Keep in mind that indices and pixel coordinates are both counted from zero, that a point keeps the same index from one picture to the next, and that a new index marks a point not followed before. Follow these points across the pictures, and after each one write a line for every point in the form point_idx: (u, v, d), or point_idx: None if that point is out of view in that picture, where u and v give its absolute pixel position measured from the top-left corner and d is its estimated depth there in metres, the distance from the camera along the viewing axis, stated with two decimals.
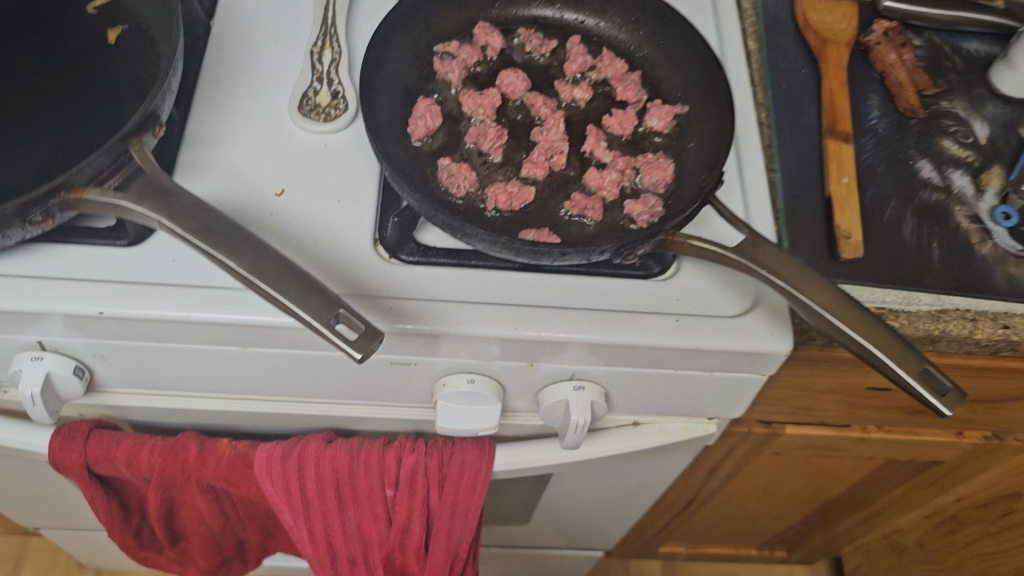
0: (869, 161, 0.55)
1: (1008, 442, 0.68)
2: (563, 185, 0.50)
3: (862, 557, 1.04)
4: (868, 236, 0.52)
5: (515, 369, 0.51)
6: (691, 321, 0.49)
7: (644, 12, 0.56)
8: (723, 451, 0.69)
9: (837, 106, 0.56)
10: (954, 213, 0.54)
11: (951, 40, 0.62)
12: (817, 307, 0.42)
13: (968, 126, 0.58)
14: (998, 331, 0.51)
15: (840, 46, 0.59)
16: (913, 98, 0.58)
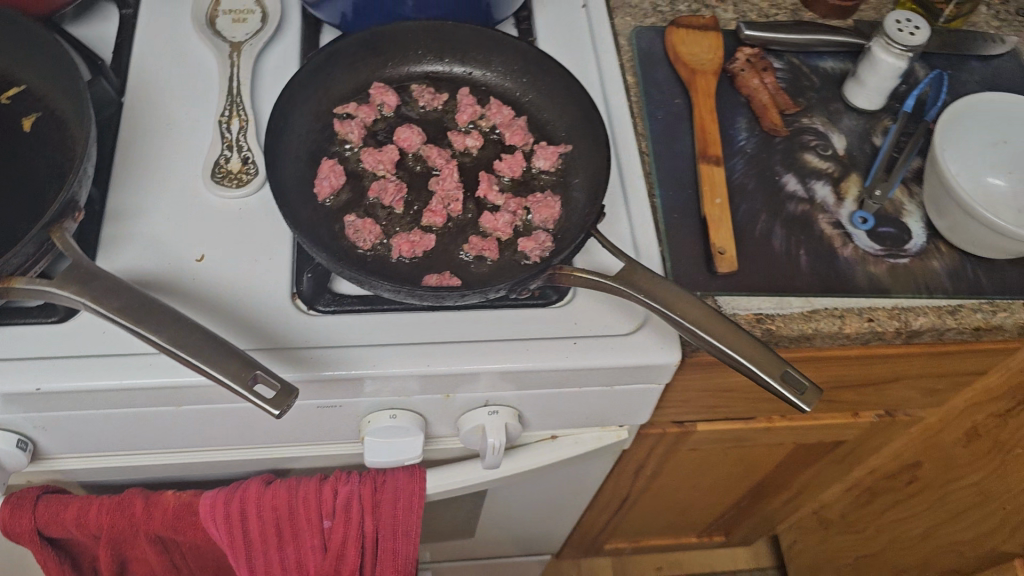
0: (739, 180, 0.61)
1: (899, 417, 0.75)
2: (463, 228, 0.55)
3: (795, 535, 1.11)
4: (743, 249, 0.58)
5: (434, 401, 0.56)
6: (589, 342, 0.54)
7: (524, 62, 0.61)
8: (644, 451, 0.75)
9: (708, 131, 0.62)
10: (819, 221, 0.60)
11: (808, 60, 0.68)
12: (688, 322, 0.48)
13: (827, 139, 0.64)
14: (864, 324, 0.56)
15: (707, 76, 0.65)
16: (777, 118, 0.64)
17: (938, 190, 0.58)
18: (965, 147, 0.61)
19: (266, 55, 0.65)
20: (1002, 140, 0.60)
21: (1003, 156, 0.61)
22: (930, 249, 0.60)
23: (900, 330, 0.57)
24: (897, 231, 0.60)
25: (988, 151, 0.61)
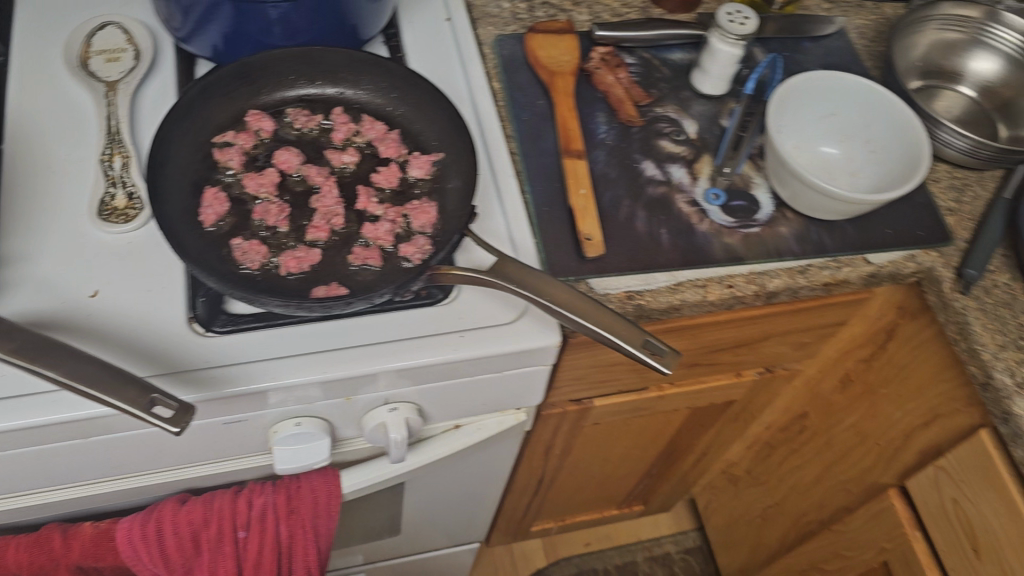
0: (602, 170, 0.66)
1: (778, 371, 0.81)
2: (347, 241, 0.58)
3: (710, 495, 1.18)
4: (609, 234, 0.63)
5: (336, 406, 0.59)
6: (475, 334, 0.58)
7: (392, 79, 0.65)
8: (550, 430, 0.80)
9: (569, 128, 0.67)
10: (676, 201, 0.65)
11: (657, 54, 0.74)
12: (555, 306, 0.52)
13: (680, 125, 0.70)
14: (726, 290, 0.62)
15: (565, 76, 0.70)
16: (631, 110, 0.69)
17: (776, 164, 0.64)
18: (800, 121, 0.67)
19: (142, 92, 0.67)
20: (832, 114, 0.67)
21: (832, 128, 0.67)
22: (777, 217, 0.66)
23: (759, 292, 0.63)
24: (748, 203, 0.66)
25: (820, 124, 0.67)
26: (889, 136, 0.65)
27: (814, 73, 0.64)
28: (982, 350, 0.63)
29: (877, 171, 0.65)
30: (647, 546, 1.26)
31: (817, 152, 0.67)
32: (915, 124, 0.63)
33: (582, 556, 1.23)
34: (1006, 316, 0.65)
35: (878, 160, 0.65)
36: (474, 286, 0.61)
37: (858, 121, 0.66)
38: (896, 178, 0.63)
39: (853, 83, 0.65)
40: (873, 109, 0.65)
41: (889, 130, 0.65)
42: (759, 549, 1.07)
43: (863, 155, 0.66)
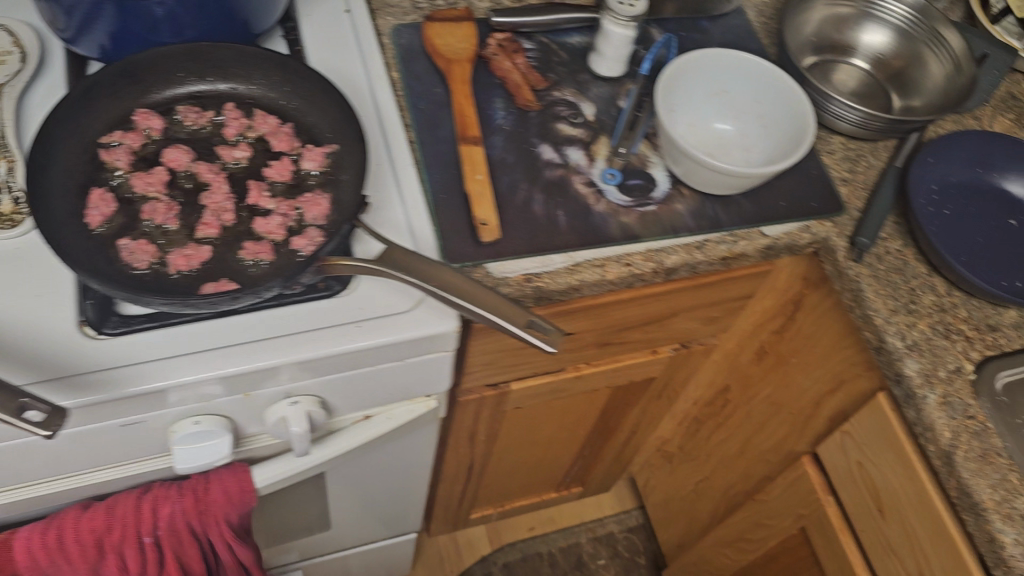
0: (499, 155, 0.67)
1: (693, 346, 0.83)
2: (237, 237, 0.58)
3: (648, 473, 1.20)
4: (506, 218, 0.64)
5: (237, 402, 0.59)
6: (371, 324, 0.59)
7: (283, 72, 0.65)
8: (470, 415, 0.81)
9: (465, 115, 0.67)
10: (573, 183, 0.66)
11: (555, 38, 0.74)
12: (443, 290, 0.53)
13: (577, 108, 0.70)
14: (623, 268, 0.63)
15: (462, 63, 0.70)
16: (528, 95, 0.70)
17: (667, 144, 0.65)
18: (693, 98, 0.67)
19: (29, 94, 0.66)
20: (724, 89, 0.68)
21: (725, 103, 0.68)
22: (673, 194, 0.67)
23: (657, 269, 0.64)
24: (644, 182, 0.67)
25: (713, 100, 0.68)
26: (778, 110, 0.66)
27: (704, 51, 0.65)
28: (874, 315, 0.65)
29: (768, 146, 0.66)
30: (591, 527, 1.27)
31: (710, 127, 0.68)
32: (801, 99, 0.64)
33: (526, 541, 1.25)
34: (896, 281, 0.67)
35: (769, 134, 0.67)
36: (371, 277, 0.61)
37: (750, 96, 0.67)
38: (784, 153, 0.64)
39: (743, 59, 0.66)
40: (762, 84, 0.66)
41: (777, 105, 0.66)
42: (693, 523, 1.09)
43: (755, 130, 0.67)
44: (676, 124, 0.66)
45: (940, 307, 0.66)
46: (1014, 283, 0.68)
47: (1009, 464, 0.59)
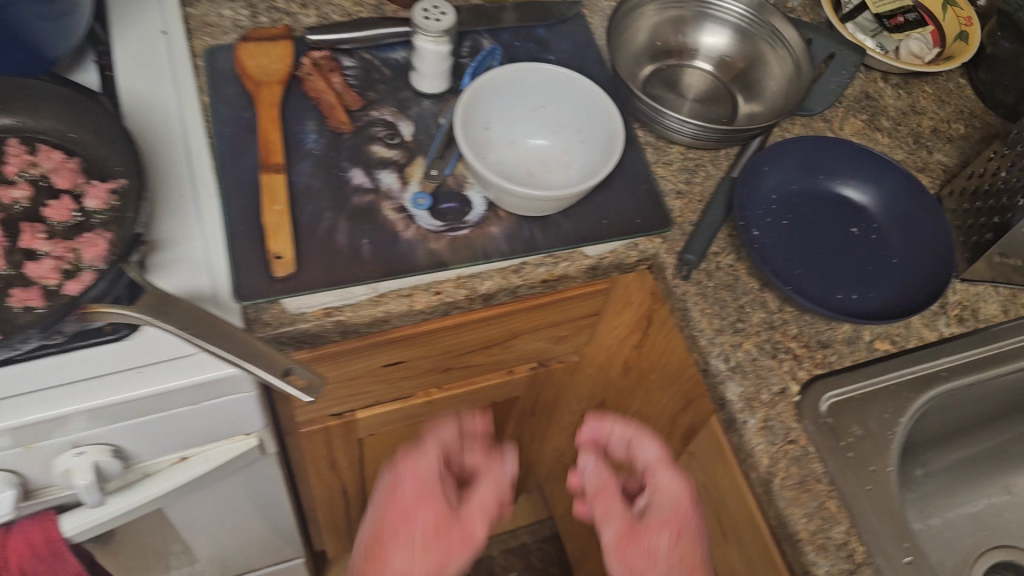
0: (305, 183, 0.64)
1: (551, 365, 0.80)
2: (6, 283, 0.56)
3: (552, 480, 1.17)
4: (304, 250, 0.61)
5: (15, 456, 0.56)
6: (153, 370, 0.56)
7: (70, 105, 0.62)
8: (319, 444, 0.78)
9: (270, 141, 0.64)
10: (382, 209, 0.63)
11: (379, 54, 0.71)
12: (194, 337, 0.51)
13: (395, 128, 0.67)
14: (432, 298, 0.61)
15: (273, 85, 0.67)
16: (341, 116, 0.67)
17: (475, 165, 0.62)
18: (510, 114, 0.65)
19: None
20: (542, 104, 0.66)
21: (544, 118, 0.66)
22: (488, 216, 0.64)
23: (469, 296, 0.62)
24: (459, 205, 0.64)
25: (531, 115, 0.66)
26: (595, 125, 0.64)
27: (515, 66, 0.63)
28: (700, 336, 0.62)
29: (587, 161, 0.64)
30: (503, 539, 1.25)
31: (530, 144, 0.66)
32: (616, 113, 0.62)
33: None
34: (725, 299, 0.64)
35: (588, 149, 0.65)
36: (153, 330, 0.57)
37: (568, 109, 0.65)
38: (600, 170, 0.62)
39: (556, 73, 0.64)
40: (578, 99, 0.64)
41: (594, 120, 0.64)
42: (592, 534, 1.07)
43: (575, 146, 0.65)
44: (490, 143, 0.64)
45: (770, 324, 0.63)
46: (851, 295, 0.64)
47: (828, 491, 0.57)
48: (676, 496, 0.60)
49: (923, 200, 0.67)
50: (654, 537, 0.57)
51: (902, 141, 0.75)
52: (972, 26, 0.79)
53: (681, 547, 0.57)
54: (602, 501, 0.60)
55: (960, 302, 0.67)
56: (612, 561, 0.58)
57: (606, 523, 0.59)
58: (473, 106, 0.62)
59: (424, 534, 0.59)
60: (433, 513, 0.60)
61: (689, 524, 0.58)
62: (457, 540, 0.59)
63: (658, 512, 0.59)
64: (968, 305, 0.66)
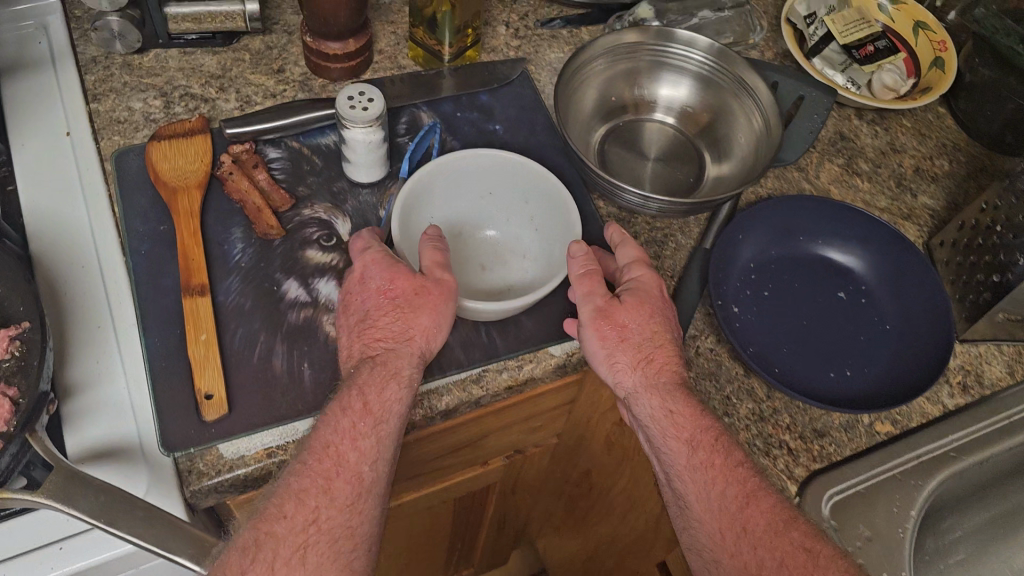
0: (234, 302, 0.57)
1: (527, 450, 0.74)
2: None
3: (539, 539, 1.12)
4: (237, 384, 0.54)
5: None
6: (74, 544, 0.49)
7: None
8: None
9: (191, 259, 0.57)
10: (322, 324, 0.57)
11: (308, 140, 0.65)
12: (105, 525, 0.44)
13: (330, 227, 0.61)
14: None
15: (190, 192, 0.60)
16: (271, 219, 0.60)
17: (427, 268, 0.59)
18: (457, 204, 0.63)
19: None
20: (491, 190, 0.64)
21: (495, 204, 0.64)
22: None
23: (427, 415, 0.55)
24: None
25: (481, 202, 0.64)
26: (546, 211, 0.62)
27: (455, 158, 0.60)
28: None
29: (543, 249, 0.63)
30: None
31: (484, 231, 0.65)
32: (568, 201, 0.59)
33: None
34: (708, 389, 0.58)
35: (543, 236, 0.63)
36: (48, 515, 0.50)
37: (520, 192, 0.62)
38: (554, 265, 0.60)
39: (500, 159, 0.61)
40: (527, 184, 0.62)
41: (546, 206, 0.62)
42: None
43: (530, 231, 0.64)
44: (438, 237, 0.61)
45: (759, 415, 0.58)
46: (843, 373, 0.59)
47: None
48: (650, 283, 0.56)
49: (912, 256, 0.62)
50: (628, 317, 0.54)
51: (884, 185, 0.70)
52: (948, 51, 0.73)
53: (651, 327, 0.55)
54: (582, 284, 0.55)
55: (962, 367, 0.62)
56: (585, 335, 0.54)
57: (585, 305, 0.54)
58: (413, 208, 0.60)
59: (402, 296, 0.52)
60: (400, 269, 0.53)
61: (663, 307, 0.56)
62: (438, 295, 0.53)
63: (640, 294, 0.55)
64: (971, 369, 0.62)
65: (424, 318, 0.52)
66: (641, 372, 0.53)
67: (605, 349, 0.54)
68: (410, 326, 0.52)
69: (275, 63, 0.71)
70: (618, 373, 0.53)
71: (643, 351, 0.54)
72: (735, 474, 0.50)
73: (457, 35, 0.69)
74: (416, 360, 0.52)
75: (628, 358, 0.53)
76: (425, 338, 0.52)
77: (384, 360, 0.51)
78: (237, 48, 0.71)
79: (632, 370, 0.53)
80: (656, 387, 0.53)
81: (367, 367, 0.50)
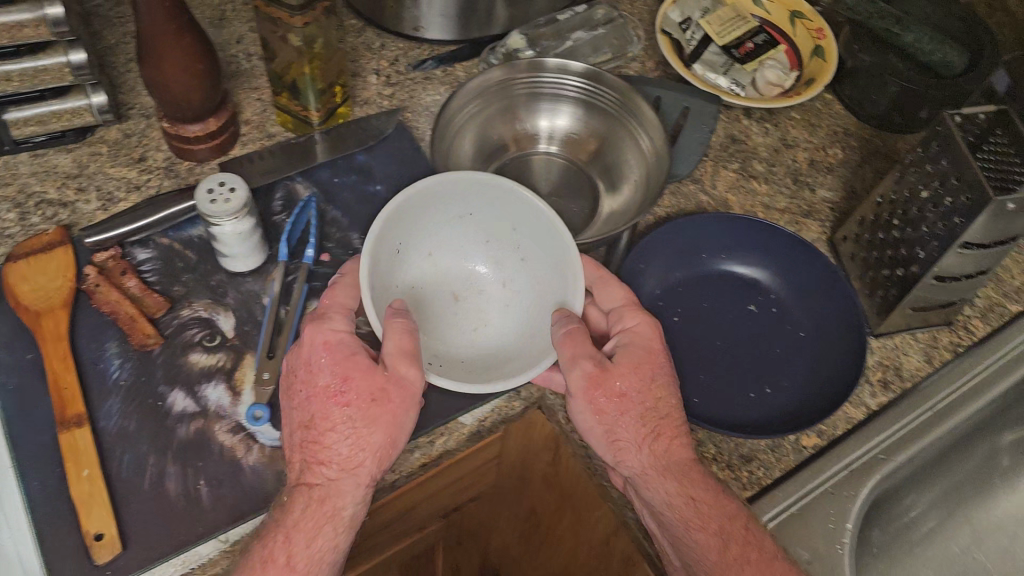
0: (117, 426, 0.53)
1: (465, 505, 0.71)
2: None
3: None
4: (127, 517, 0.50)
5: None
6: None
7: None
8: None
9: (63, 387, 0.53)
10: (214, 435, 0.53)
11: (178, 233, 0.62)
12: None
13: (212, 325, 0.57)
14: None
15: (55, 312, 0.56)
16: (146, 326, 0.56)
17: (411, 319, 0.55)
18: (426, 225, 0.57)
19: None
20: (471, 211, 0.57)
21: (470, 227, 0.58)
22: None
23: None
24: None
25: (455, 223, 0.58)
26: (536, 241, 0.57)
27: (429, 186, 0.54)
28: None
29: (528, 282, 0.58)
30: None
31: (456, 255, 0.59)
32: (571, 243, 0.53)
33: None
34: None
35: (529, 268, 0.58)
36: None
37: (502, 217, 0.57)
38: (548, 308, 0.56)
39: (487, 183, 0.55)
40: (515, 212, 0.56)
41: (536, 237, 0.57)
42: None
43: (511, 258, 0.59)
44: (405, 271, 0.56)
45: None
46: (764, 392, 0.57)
47: None
48: (643, 340, 0.53)
49: (819, 264, 0.60)
50: (623, 382, 0.50)
51: (781, 184, 0.69)
52: (826, 39, 0.72)
53: (651, 390, 0.51)
54: (566, 345, 0.50)
55: (881, 363, 0.61)
56: (578, 407, 0.50)
57: (573, 370, 0.50)
58: (379, 246, 0.53)
59: (357, 406, 0.47)
60: (353, 367, 0.48)
61: (662, 365, 0.52)
62: (397, 406, 0.47)
63: (630, 355, 0.52)
64: (889, 364, 0.61)
65: (376, 437, 0.47)
66: (648, 449, 0.50)
67: (605, 425, 0.50)
68: (361, 447, 0.47)
69: (135, 152, 0.67)
70: (621, 453, 0.50)
71: (649, 426, 0.50)
72: (770, 565, 0.48)
73: (321, 96, 0.66)
74: (362, 487, 0.47)
75: (628, 432, 0.50)
76: (377, 460, 0.47)
77: (325, 492, 0.47)
78: (92, 142, 0.67)
79: (637, 449, 0.50)
80: (667, 468, 0.50)
81: (303, 504, 0.46)
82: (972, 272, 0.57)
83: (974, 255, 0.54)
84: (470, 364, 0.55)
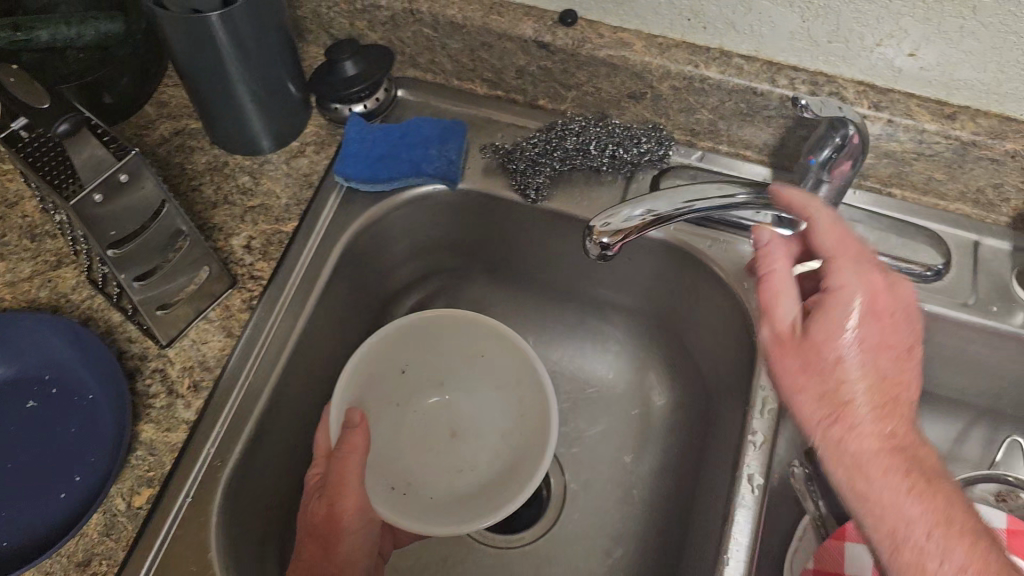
0: None
1: None
2: None
3: None
4: None
5: None
6: None
7: None
8: None
9: None
10: None
11: None
12: None
13: None
14: None
15: None
16: None
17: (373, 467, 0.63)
18: (442, 361, 0.68)
19: None
20: (483, 354, 0.68)
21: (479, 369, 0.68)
22: None
23: None
24: None
25: (472, 363, 0.68)
26: (528, 395, 0.65)
27: (420, 319, 0.65)
28: None
29: (516, 432, 0.65)
30: None
31: (467, 395, 0.69)
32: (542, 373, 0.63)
33: None
34: None
35: (520, 413, 0.66)
36: None
37: (502, 366, 0.67)
38: (521, 450, 0.64)
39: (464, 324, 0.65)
40: (512, 366, 0.66)
41: (519, 373, 0.66)
42: None
43: (512, 411, 0.67)
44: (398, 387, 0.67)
45: None
46: (74, 482, 0.53)
47: None
48: (847, 317, 0.47)
49: (62, 329, 0.56)
50: (823, 333, 0.47)
51: (18, 250, 0.62)
52: None
53: (872, 359, 0.46)
54: (770, 252, 0.50)
55: (184, 368, 0.57)
56: (773, 368, 0.49)
57: (764, 325, 0.49)
58: (379, 368, 0.65)
59: (315, 524, 0.54)
60: (311, 503, 0.55)
61: (912, 372, 0.47)
62: (335, 523, 0.54)
63: (830, 318, 0.47)
64: (192, 364, 0.57)
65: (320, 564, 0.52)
66: (838, 434, 0.45)
67: (802, 392, 0.47)
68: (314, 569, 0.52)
69: None
70: (830, 441, 0.45)
71: (837, 402, 0.45)
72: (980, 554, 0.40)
73: None
74: None
75: (872, 450, 0.44)
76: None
77: None
78: None
79: (844, 436, 0.45)
80: (866, 464, 0.44)
81: None
82: (161, 256, 0.54)
83: (131, 250, 0.51)
84: (435, 501, 0.62)
